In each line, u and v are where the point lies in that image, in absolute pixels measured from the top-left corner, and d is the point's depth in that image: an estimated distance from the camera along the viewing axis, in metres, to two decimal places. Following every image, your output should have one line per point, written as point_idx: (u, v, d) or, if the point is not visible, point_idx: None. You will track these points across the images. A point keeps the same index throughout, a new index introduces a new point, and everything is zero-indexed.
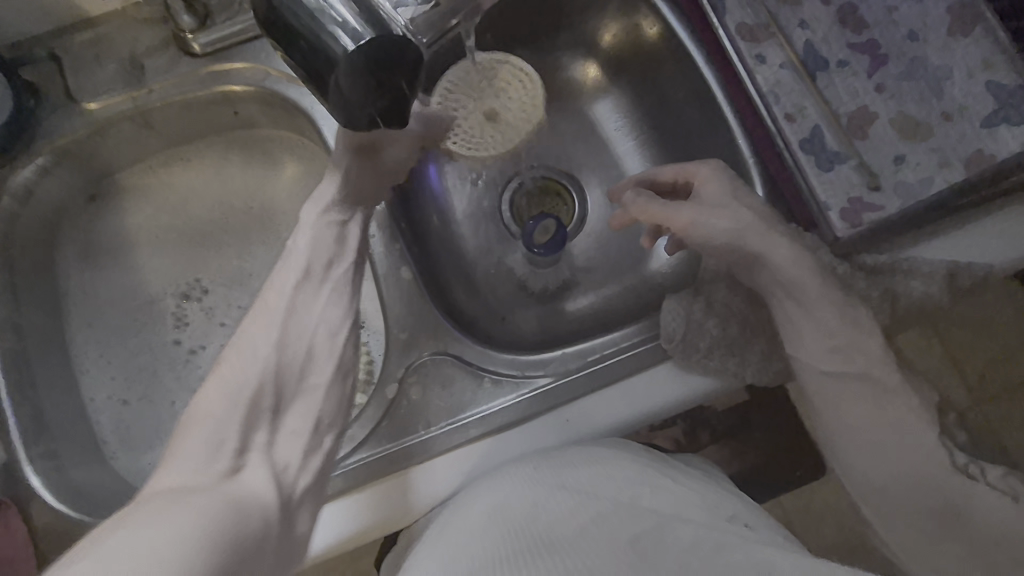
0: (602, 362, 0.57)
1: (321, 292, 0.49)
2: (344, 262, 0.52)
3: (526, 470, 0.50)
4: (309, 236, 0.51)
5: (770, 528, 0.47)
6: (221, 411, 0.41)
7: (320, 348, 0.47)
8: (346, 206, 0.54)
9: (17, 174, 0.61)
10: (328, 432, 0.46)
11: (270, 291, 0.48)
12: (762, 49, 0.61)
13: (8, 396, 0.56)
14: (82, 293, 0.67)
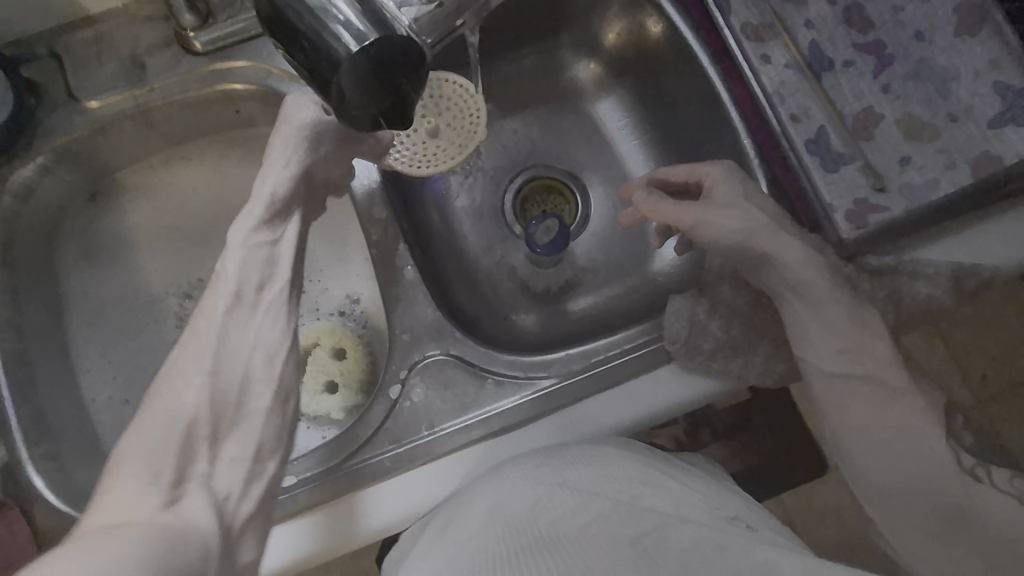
0: (606, 363, 0.57)
1: (255, 317, 0.45)
2: (279, 282, 0.47)
3: (527, 467, 0.49)
4: (240, 256, 0.46)
5: (772, 530, 0.46)
6: (153, 446, 0.39)
7: (258, 373, 0.44)
8: (279, 223, 0.49)
9: (18, 173, 0.60)
10: (270, 459, 0.44)
11: (202, 314, 0.44)
12: (767, 49, 0.60)
13: (9, 396, 0.56)
14: (82, 293, 0.67)
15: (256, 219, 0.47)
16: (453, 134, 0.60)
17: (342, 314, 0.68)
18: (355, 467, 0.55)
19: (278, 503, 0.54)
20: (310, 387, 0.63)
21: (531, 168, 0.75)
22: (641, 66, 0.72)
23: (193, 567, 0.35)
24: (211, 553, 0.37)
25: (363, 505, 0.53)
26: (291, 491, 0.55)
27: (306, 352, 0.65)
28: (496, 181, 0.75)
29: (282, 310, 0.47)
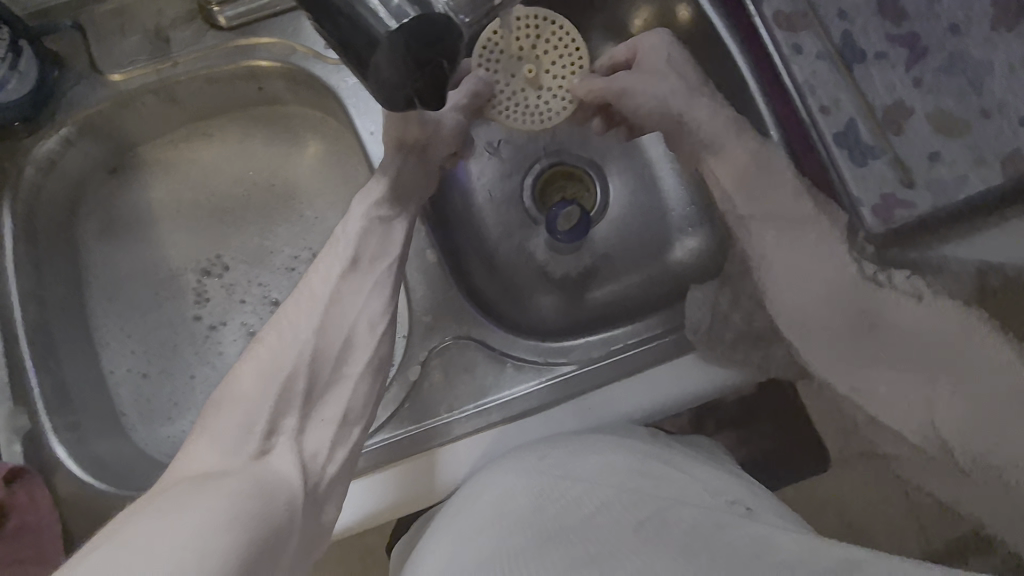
0: (626, 350, 0.58)
1: (366, 283, 0.51)
2: (388, 256, 0.53)
3: (531, 460, 0.50)
4: (358, 228, 0.52)
5: (776, 514, 0.47)
6: (256, 396, 0.44)
7: (359, 338, 0.49)
8: (393, 203, 0.55)
9: (41, 144, 0.60)
10: (355, 424, 0.48)
11: (320, 277, 0.50)
12: (799, 39, 0.59)
13: (31, 365, 0.56)
14: (104, 266, 0.67)
15: (377, 194, 0.54)
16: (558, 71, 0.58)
17: None
18: (381, 445, 0.56)
19: None
20: None
21: (549, 155, 0.75)
22: None
23: (281, 522, 0.38)
24: (295, 505, 0.40)
25: (438, 463, 0.54)
26: None
27: None
28: (516, 165, 0.75)
29: (387, 284, 0.52)
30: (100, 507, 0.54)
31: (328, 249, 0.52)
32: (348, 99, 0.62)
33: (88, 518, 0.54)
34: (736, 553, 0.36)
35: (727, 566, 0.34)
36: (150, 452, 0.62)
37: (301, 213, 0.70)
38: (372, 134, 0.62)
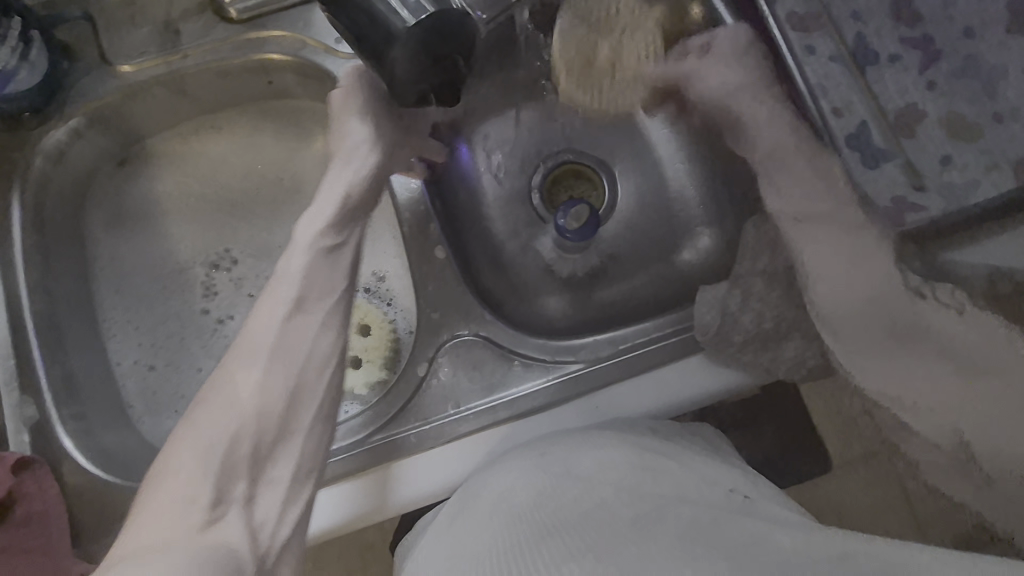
0: (634, 350, 0.57)
1: (313, 325, 0.45)
2: (338, 292, 0.47)
3: (531, 457, 0.49)
4: (302, 262, 0.47)
5: (768, 492, 0.49)
6: (199, 462, 0.41)
7: (306, 389, 0.44)
8: (342, 226, 0.49)
9: (50, 135, 0.60)
10: (307, 481, 0.45)
11: (260, 321, 0.45)
12: (812, 40, 0.59)
13: (39, 356, 0.56)
14: (111, 258, 0.67)
15: (323, 221, 0.48)
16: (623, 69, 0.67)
17: (367, 291, 0.68)
18: (385, 442, 0.56)
19: None
20: None
21: (557, 153, 0.76)
22: None
23: None
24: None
25: (396, 477, 0.53)
26: None
27: None
28: (524, 163, 0.75)
29: (337, 320, 0.47)
30: (107, 499, 0.54)
31: (271, 287, 0.46)
32: None
33: (94, 510, 0.54)
34: (735, 548, 0.37)
35: (729, 566, 0.35)
36: (156, 444, 0.62)
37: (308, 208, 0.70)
38: None
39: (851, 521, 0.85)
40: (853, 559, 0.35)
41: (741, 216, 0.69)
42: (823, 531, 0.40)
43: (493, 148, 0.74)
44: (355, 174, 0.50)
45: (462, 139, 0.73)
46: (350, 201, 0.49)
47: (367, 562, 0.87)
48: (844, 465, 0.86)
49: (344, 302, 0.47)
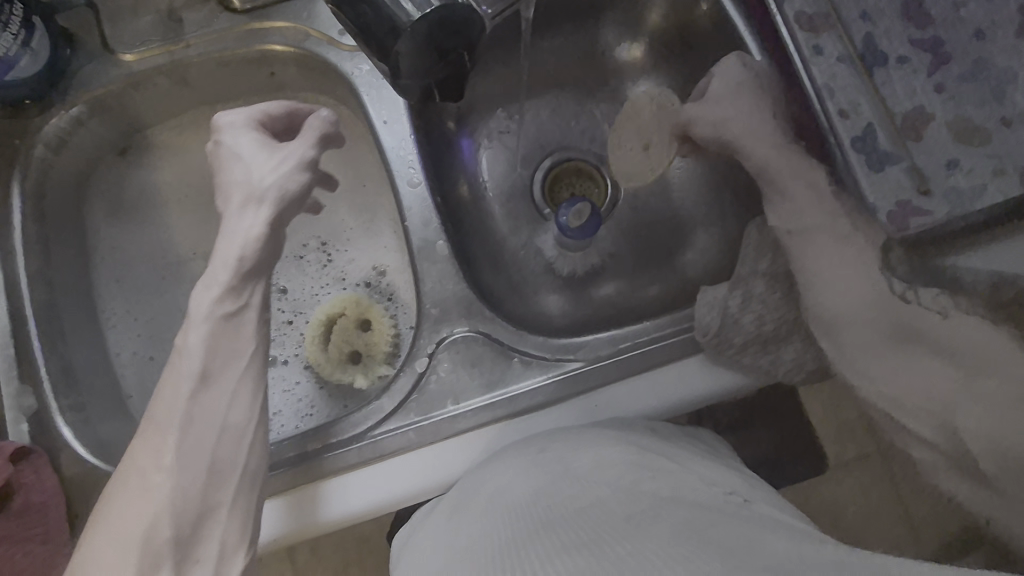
0: (634, 349, 0.57)
1: (224, 394, 0.45)
2: (247, 358, 0.47)
3: (530, 453, 0.50)
4: (203, 332, 0.45)
5: (768, 499, 0.47)
6: (120, 549, 0.40)
7: (225, 457, 0.44)
8: (238, 290, 0.47)
9: (50, 123, 0.60)
10: (238, 549, 0.45)
11: (164, 399, 0.43)
12: (820, 40, 0.58)
13: (39, 346, 0.56)
14: (110, 248, 0.67)
15: (218, 288, 0.46)
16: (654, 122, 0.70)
17: (367, 285, 0.68)
18: (380, 437, 0.56)
19: (306, 467, 0.55)
20: (332, 355, 0.64)
21: (561, 150, 0.75)
22: (683, 50, 0.71)
23: None
24: None
25: (325, 494, 0.53)
26: (318, 456, 0.56)
27: (331, 320, 0.66)
28: (527, 159, 0.75)
29: (251, 383, 0.46)
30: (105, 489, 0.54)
31: (170, 364, 0.45)
32: (362, 87, 0.62)
33: (91, 500, 0.54)
34: (732, 549, 0.35)
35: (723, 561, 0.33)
36: None
37: None
38: (386, 123, 0.61)
39: (845, 521, 0.85)
40: (853, 569, 0.33)
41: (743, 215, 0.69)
42: (814, 538, 0.40)
43: (494, 143, 0.74)
44: (249, 232, 0.48)
45: (464, 134, 0.73)
46: (244, 264, 0.47)
47: (363, 554, 0.88)
48: (837, 467, 0.86)
49: (255, 367, 0.47)
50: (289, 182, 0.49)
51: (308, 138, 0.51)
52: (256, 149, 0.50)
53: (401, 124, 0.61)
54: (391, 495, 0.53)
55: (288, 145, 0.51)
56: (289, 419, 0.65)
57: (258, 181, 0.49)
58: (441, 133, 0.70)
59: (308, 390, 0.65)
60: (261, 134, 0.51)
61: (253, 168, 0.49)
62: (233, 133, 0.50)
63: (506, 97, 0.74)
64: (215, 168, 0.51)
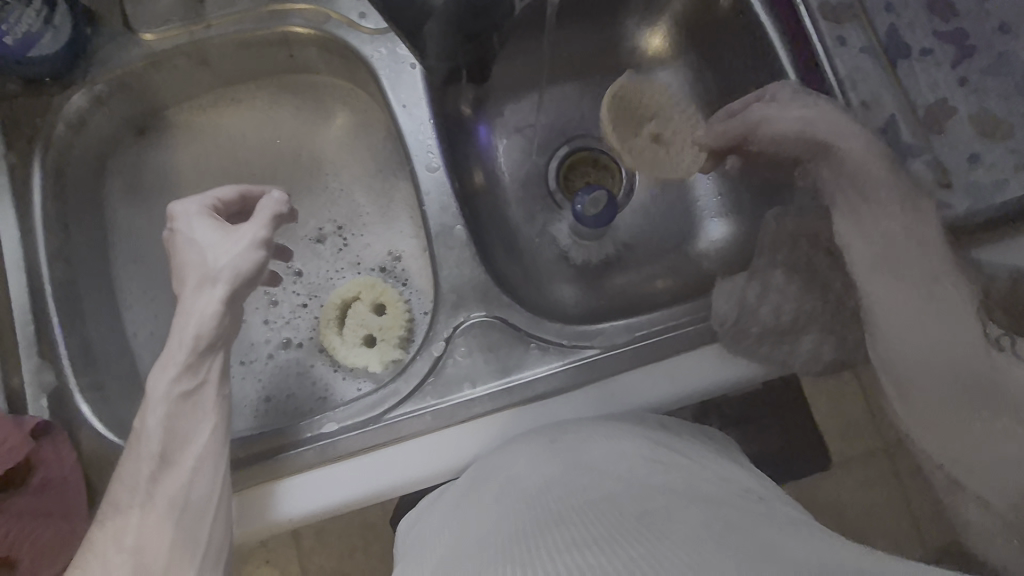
0: (650, 338, 0.57)
1: (183, 471, 0.48)
2: (207, 434, 0.49)
3: (541, 442, 0.50)
4: (160, 413, 0.48)
5: (780, 500, 0.47)
6: None
7: (188, 527, 0.47)
8: (195, 366, 0.50)
9: (71, 101, 0.60)
10: None
11: (129, 479, 0.47)
12: (844, 31, 0.58)
13: (59, 323, 0.56)
14: (127, 228, 0.67)
15: (175, 366, 0.49)
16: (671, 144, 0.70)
17: (383, 270, 0.68)
18: (396, 420, 0.56)
19: (320, 447, 0.55)
20: (348, 339, 0.64)
21: (577, 139, 0.75)
22: (703, 40, 0.70)
23: None
24: None
25: (279, 494, 0.53)
26: (332, 437, 0.56)
27: (345, 304, 0.66)
28: (544, 146, 0.75)
29: (212, 456, 0.49)
30: None
31: (134, 447, 0.48)
32: (381, 70, 0.62)
33: (109, 477, 0.54)
34: (743, 549, 0.34)
35: (738, 563, 0.32)
36: None
37: (325, 184, 0.70)
38: (405, 107, 0.61)
39: (847, 517, 0.87)
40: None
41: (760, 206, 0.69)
42: (827, 542, 0.39)
43: (511, 130, 0.74)
44: (204, 311, 0.50)
45: (482, 120, 0.73)
46: (201, 341, 0.50)
47: (369, 541, 0.88)
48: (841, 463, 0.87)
49: (215, 441, 0.50)
50: (244, 259, 0.51)
51: (261, 219, 0.53)
52: (208, 233, 0.53)
53: (420, 109, 0.61)
54: (353, 498, 0.53)
55: (241, 228, 0.53)
56: (304, 401, 0.65)
57: (212, 262, 0.51)
58: (460, 119, 0.70)
59: (322, 373, 0.66)
60: (215, 218, 0.54)
61: (208, 250, 0.52)
62: (186, 222, 0.53)
63: (524, 84, 0.74)
64: (170, 254, 0.54)
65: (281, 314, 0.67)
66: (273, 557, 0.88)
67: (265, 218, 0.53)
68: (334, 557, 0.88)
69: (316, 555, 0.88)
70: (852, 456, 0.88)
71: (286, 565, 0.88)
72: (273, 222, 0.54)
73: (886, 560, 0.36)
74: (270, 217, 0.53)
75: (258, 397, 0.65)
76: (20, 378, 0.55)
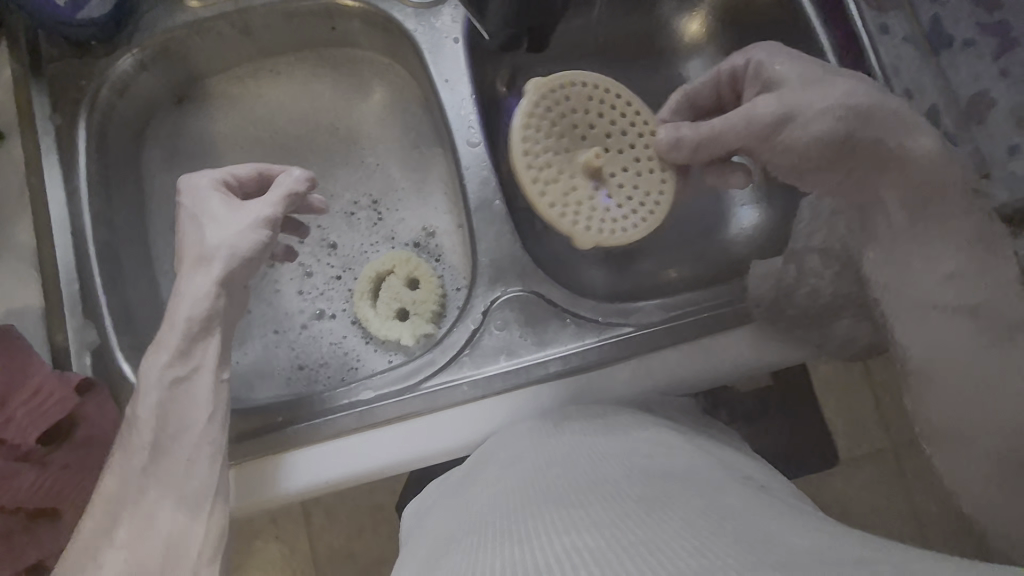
0: (687, 316, 0.57)
1: (186, 450, 0.48)
2: (203, 423, 0.49)
3: (544, 427, 0.51)
4: (156, 399, 0.48)
5: (786, 490, 0.48)
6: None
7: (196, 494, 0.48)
8: (188, 352, 0.50)
9: (118, 65, 0.61)
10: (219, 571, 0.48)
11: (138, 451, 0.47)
12: (887, 19, 0.59)
13: (101, 280, 0.57)
14: (161, 192, 0.67)
15: (168, 351, 0.49)
16: (642, 160, 0.56)
17: (416, 245, 0.69)
18: (433, 389, 0.56)
19: (356, 413, 0.55)
20: (381, 311, 0.65)
21: None
22: (742, 26, 0.71)
23: None
24: None
25: (285, 466, 0.53)
26: (370, 403, 0.56)
27: (378, 278, 0.66)
28: None
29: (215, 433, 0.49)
30: None
31: (151, 412, 0.48)
32: (424, 45, 0.62)
33: None
34: (744, 537, 0.34)
35: (735, 548, 0.32)
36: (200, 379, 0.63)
37: (362, 157, 0.70)
38: (447, 82, 0.62)
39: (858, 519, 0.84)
40: (871, 556, 0.32)
41: (794, 192, 0.69)
42: (827, 527, 0.39)
43: None
44: (198, 293, 0.50)
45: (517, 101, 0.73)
46: (194, 324, 0.50)
47: (379, 521, 0.88)
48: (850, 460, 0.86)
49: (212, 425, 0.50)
50: (248, 237, 0.52)
51: (273, 198, 0.54)
52: (217, 208, 0.53)
53: (462, 85, 0.62)
54: (364, 470, 0.54)
55: (253, 207, 0.54)
56: (336, 371, 0.66)
57: (218, 237, 0.51)
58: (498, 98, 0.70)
59: (354, 344, 0.66)
60: (229, 196, 0.54)
61: (215, 226, 0.52)
62: (194, 197, 0.53)
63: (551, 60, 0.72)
64: (179, 228, 0.54)
65: (315, 285, 0.68)
66: (282, 534, 0.87)
67: (277, 198, 0.54)
68: (343, 537, 0.88)
69: (326, 534, 0.87)
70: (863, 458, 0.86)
71: (295, 544, 0.87)
72: (285, 202, 0.54)
73: (895, 546, 0.35)
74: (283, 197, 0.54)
75: (291, 366, 0.66)
76: (64, 335, 0.55)
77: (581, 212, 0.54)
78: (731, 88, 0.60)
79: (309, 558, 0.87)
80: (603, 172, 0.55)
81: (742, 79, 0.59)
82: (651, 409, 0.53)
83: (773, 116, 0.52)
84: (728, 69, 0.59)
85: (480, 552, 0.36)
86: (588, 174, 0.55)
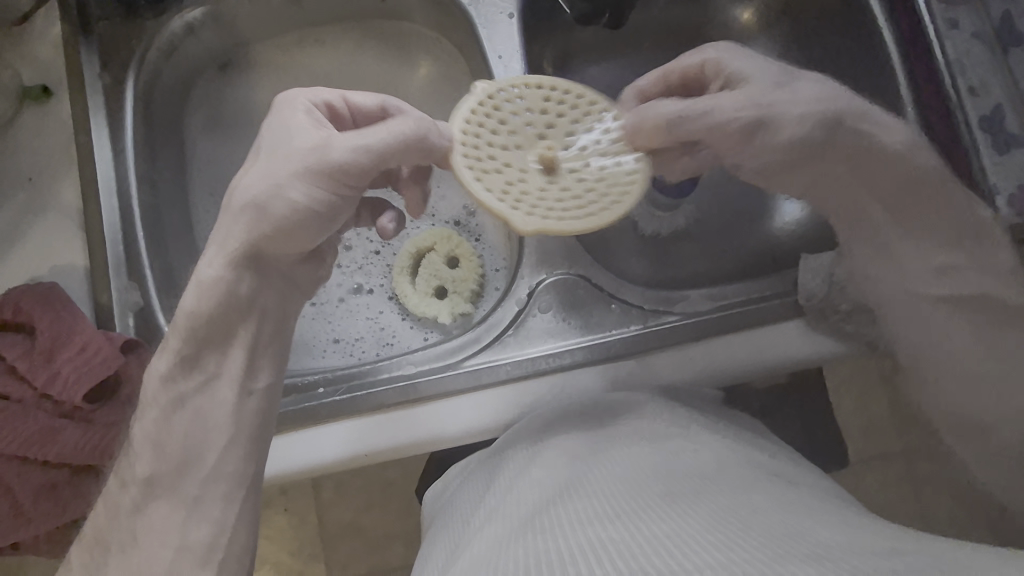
0: (734, 308, 0.57)
1: (210, 458, 0.47)
2: (215, 436, 0.48)
3: (568, 415, 0.51)
4: (155, 409, 0.47)
5: (823, 487, 0.47)
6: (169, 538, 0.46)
7: (230, 473, 0.48)
8: (190, 349, 0.48)
9: (167, 27, 0.60)
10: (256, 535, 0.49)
11: (160, 446, 0.47)
12: (955, 14, 0.57)
13: (145, 245, 0.57)
14: (200, 158, 0.66)
15: (172, 355, 0.48)
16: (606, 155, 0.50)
17: (457, 224, 0.69)
18: (471, 369, 0.56)
19: (396, 389, 0.55)
20: (420, 288, 0.65)
21: None
22: (795, 18, 0.69)
23: None
24: None
25: (321, 437, 0.54)
26: (411, 378, 0.56)
27: (419, 254, 0.66)
28: None
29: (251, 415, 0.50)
30: None
31: (177, 401, 0.48)
32: (477, 17, 0.61)
33: None
34: (772, 533, 0.33)
35: (763, 543, 0.31)
36: None
37: None
38: (501, 58, 0.59)
39: None
40: (910, 551, 0.31)
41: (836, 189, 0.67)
42: (861, 520, 0.38)
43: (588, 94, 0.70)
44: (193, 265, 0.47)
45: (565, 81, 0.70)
46: (196, 305, 0.47)
47: (389, 496, 0.87)
48: (864, 463, 0.86)
49: (224, 443, 0.48)
50: (274, 205, 0.44)
51: (367, 140, 0.44)
52: (307, 134, 0.45)
53: (516, 61, 0.59)
54: (400, 445, 0.54)
55: (340, 138, 0.44)
56: (372, 345, 0.65)
57: (274, 181, 0.44)
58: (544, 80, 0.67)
59: (391, 320, 0.66)
60: (323, 121, 0.47)
61: (289, 156, 0.44)
62: (293, 114, 0.47)
63: (600, 42, 0.70)
64: (268, 122, 0.47)
65: (354, 259, 0.68)
66: (292, 505, 0.87)
67: (364, 143, 0.44)
68: (351, 511, 0.87)
69: (336, 507, 0.87)
70: (879, 462, 0.86)
71: (304, 515, 0.87)
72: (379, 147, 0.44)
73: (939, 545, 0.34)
74: (375, 145, 0.44)
75: (327, 338, 0.65)
76: (107, 296, 0.55)
77: (537, 198, 0.45)
78: (686, 90, 0.57)
79: (319, 530, 0.87)
80: (565, 164, 0.48)
81: (694, 81, 0.56)
82: (690, 401, 0.52)
83: (750, 117, 0.51)
84: (682, 68, 0.55)
85: (508, 542, 0.36)
86: (547, 165, 0.47)
